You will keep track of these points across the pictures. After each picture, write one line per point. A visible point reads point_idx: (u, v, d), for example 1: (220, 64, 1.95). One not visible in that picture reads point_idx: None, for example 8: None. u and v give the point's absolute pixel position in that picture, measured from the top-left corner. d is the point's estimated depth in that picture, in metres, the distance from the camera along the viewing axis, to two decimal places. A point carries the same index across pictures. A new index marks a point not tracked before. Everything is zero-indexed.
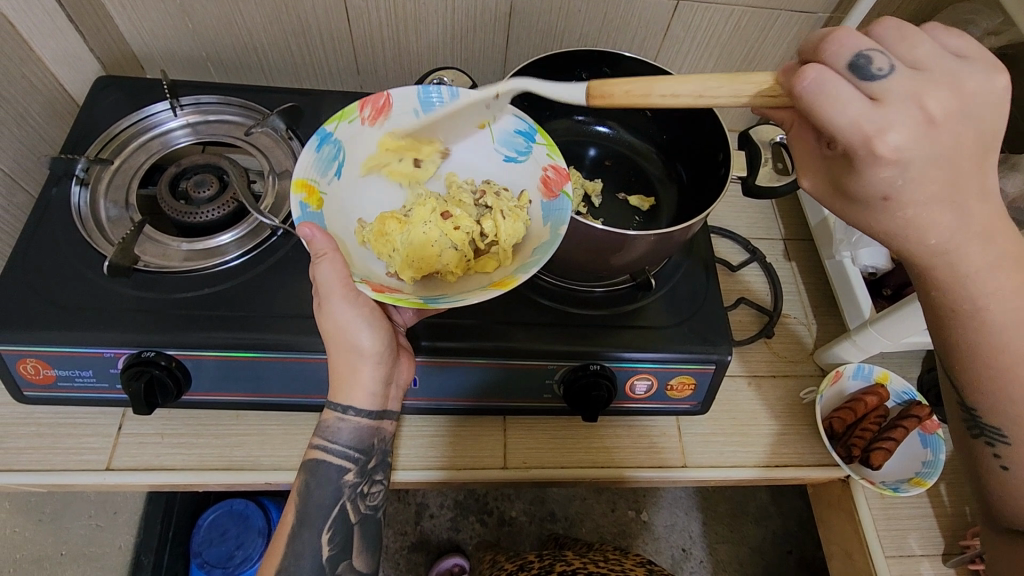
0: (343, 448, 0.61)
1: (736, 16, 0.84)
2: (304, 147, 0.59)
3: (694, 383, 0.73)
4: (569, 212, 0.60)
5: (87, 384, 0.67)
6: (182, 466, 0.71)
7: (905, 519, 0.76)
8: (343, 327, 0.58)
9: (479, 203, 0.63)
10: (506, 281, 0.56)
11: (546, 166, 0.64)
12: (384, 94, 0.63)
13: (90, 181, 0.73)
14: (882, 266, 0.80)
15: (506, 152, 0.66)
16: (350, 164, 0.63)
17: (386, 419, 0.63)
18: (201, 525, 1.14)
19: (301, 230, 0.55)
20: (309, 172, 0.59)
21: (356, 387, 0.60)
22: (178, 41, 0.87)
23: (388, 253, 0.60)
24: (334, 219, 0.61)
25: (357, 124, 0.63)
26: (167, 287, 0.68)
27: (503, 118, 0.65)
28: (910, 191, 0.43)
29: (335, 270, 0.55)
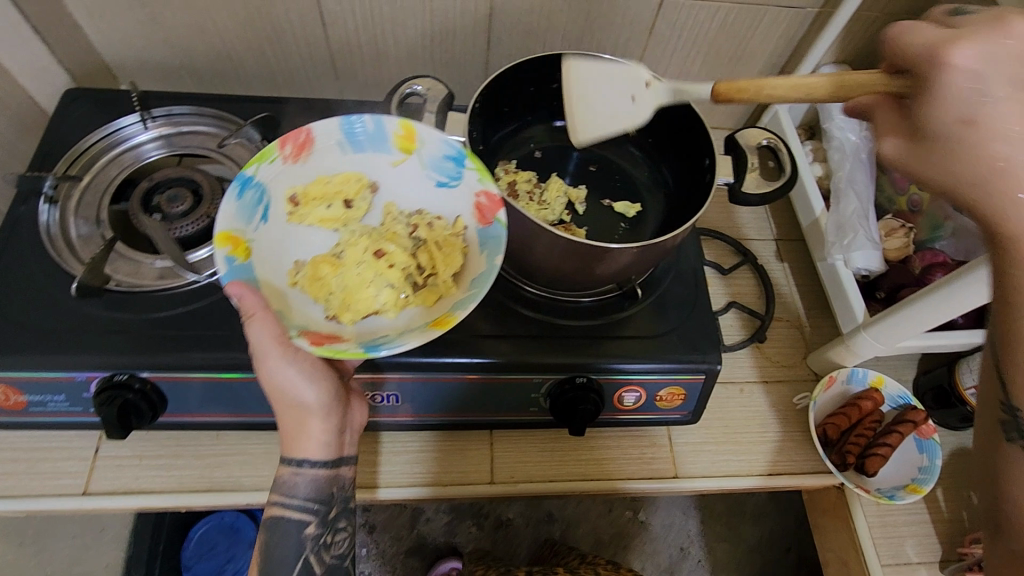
0: (302, 501, 0.60)
1: (722, 13, 0.82)
2: (224, 196, 0.56)
3: (684, 393, 0.71)
4: (505, 240, 0.58)
5: (59, 408, 0.66)
6: (161, 489, 0.69)
7: (902, 526, 0.75)
8: (283, 386, 0.57)
9: (415, 235, 0.62)
10: (445, 320, 0.55)
11: (478, 192, 0.61)
12: (304, 129, 0.61)
13: (59, 199, 0.71)
14: (875, 269, 0.77)
15: (437, 177, 0.63)
16: (276, 206, 0.60)
17: (343, 466, 0.62)
18: (190, 539, 1.15)
19: (228, 292, 0.53)
20: (232, 223, 0.56)
21: (307, 441, 0.60)
22: (149, 51, 0.85)
23: (325, 296, 0.58)
24: (266, 268, 0.57)
25: (278, 163, 0.60)
26: (140, 306, 0.66)
27: (430, 143, 0.62)
28: (998, 113, 0.38)
29: (268, 328, 0.53)
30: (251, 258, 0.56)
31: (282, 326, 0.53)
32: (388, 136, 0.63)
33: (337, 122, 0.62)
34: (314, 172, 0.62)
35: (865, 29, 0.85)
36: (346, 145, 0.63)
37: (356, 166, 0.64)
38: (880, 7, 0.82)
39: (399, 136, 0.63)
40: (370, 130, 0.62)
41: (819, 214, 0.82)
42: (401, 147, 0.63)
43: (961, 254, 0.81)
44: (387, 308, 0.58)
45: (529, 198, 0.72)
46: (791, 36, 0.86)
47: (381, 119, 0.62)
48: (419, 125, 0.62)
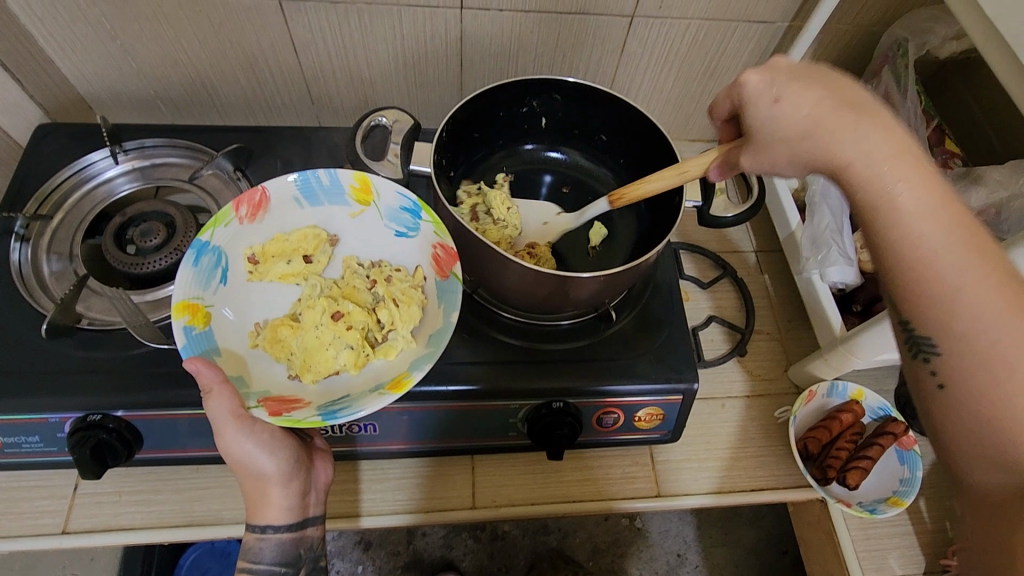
0: (270, 565, 0.62)
1: (693, 30, 0.82)
2: (180, 265, 0.59)
3: (662, 413, 0.71)
4: (460, 295, 0.62)
5: (36, 449, 0.65)
6: (140, 526, 0.69)
7: (885, 538, 0.75)
8: (242, 460, 0.58)
9: (373, 289, 0.64)
10: (402, 382, 0.57)
11: (435, 244, 0.66)
12: (259, 189, 0.65)
13: (31, 237, 0.71)
14: (851, 282, 0.77)
15: (395, 228, 0.68)
16: (234, 266, 0.63)
17: (309, 527, 0.64)
18: (182, 565, 1.13)
19: (187, 365, 0.53)
20: (190, 290, 0.58)
21: (270, 508, 0.61)
22: (122, 82, 0.84)
23: (287, 357, 0.59)
24: (225, 333, 0.59)
25: (234, 225, 0.64)
26: (114, 344, 0.66)
27: (388, 195, 0.67)
28: (788, 110, 0.51)
29: (224, 404, 0.53)
30: (210, 324, 0.58)
31: (239, 400, 0.54)
32: (345, 188, 0.68)
33: (291, 179, 0.67)
34: (272, 229, 0.65)
35: (836, 41, 0.85)
36: (302, 200, 0.67)
37: (314, 220, 0.68)
38: (849, 20, 0.82)
39: (355, 188, 0.68)
40: (325, 184, 0.68)
41: (795, 228, 0.84)
42: (358, 199, 0.68)
43: None
44: (348, 367, 0.58)
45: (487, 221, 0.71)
46: (764, 50, 0.86)
47: (335, 174, 0.67)
48: (373, 178, 0.67)
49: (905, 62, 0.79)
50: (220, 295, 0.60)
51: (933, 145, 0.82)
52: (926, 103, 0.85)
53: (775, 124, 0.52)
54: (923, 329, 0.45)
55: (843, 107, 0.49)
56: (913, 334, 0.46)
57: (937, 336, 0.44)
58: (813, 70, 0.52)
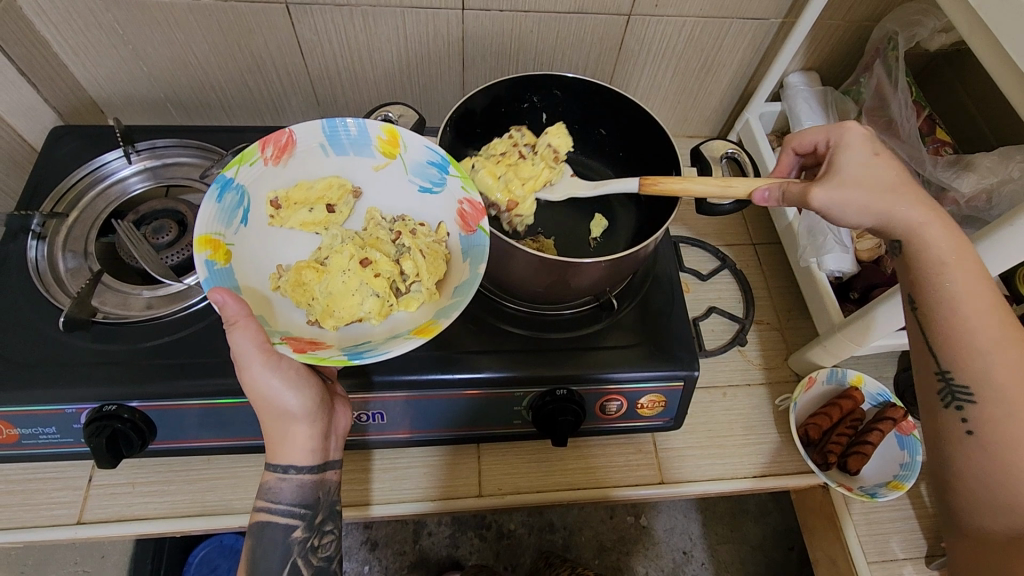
0: (288, 506, 0.61)
1: (688, 27, 0.84)
2: (205, 199, 0.59)
3: (664, 400, 0.73)
4: (488, 248, 0.62)
5: (52, 440, 0.67)
6: (153, 515, 0.70)
7: (886, 523, 0.76)
8: (266, 395, 0.57)
9: (398, 241, 0.65)
10: (428, 328, 0.59)
11: (462, 200, 0.65)
12: (285, 132, 0.65)
13: (47, 235, 0.73)
14: (847, 271, 0.79)
15: (420, 183, 0.68)
16: (255, 208, 0.64)
17: (329, 470, 0.63)
18: (191, 562, 1.14)
19: (212, 296, 0.53)
20: (212, 225, 0.59)
21: (292, 448, 0.60)
22: (134, 84, 0.86)
23: (308, 302, 0.61)
24: (246, 273, 0.61)
25: (258, 166, 0.64)
26: (128, 336, 0.68)
27: (415, 149, 0.67)
28: (886, 164, 0.57)
29: (249, 336, 0.54)
30: (230, 262, 0.60)
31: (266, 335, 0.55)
32: (371, 139, 0.67)
33: (318, 125, 0.66)
34: (297, 174, 0.66)
35: (829, 37, 0.87)
36: (328, 146, 0.67)
37: (338, 170, 0.68)
38: (841, 16, 0.84)
39: (382, 141, 0.67)
40: (352, 133, 0.67)
41: (792, 218, 0.85)
42: (384, 151, 0.68)
43: None
44: (371, 315, 0.60)
45: (519, 157, 0.69)
46: (758, 46, 0.88)
47: (363, 123, 0.67)
48: (402, 131, 0.66)
49: (896, 54, 0.81)
50: (241, 234, 0.62)
51: (925, 134, 0.84)
52: (918, 94, 0.87)
53: (858, 174, 0.57)
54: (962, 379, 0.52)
55: (915, 182, 0.56)
56: (950, 384, 0.53)
57: (972, 386, 0.51)
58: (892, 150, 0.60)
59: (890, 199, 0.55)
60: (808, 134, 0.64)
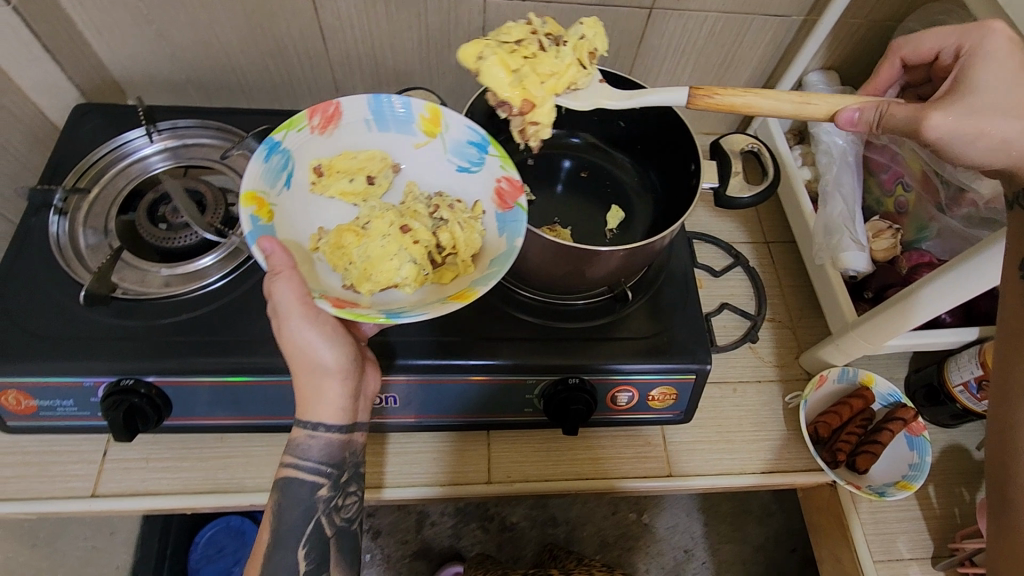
0: (315, 464, 0.61)
1: (710, 23, 0.84)
2: (253, 158, 0.60)
3: (675, 393, 0.73)
4: (524, 225, 0.61)
5: (69, 413, 0.68)
6: (166, 491, 0.71)
7: (894, 523, 0.76)
8: (303, 347, 0.58)
9: (435, 215, 0.65)
10: (465, 294, 0.58)
11: (500, 177, 0.65)
12: (333, 103, 0.65)
13: (69, 210, 0.74)
14: (863, 270, 0.78)
15: (458, 162, 0.68)
16: (299, 174, 0.65)
17: (356, 431, 0.64)
18: (199, 542, 1.16)
19: (261, 245, 0.56)
20: (258, 183, 0.60)
21: (323, 403, 0.60)
22: (156, 65, 0.87)
23: (345, 266, 0.61)
24: (288, 234, 0.62)
25: (305, 133, 0.65)
26: (146, 313, 0.69)
27: (455, 128, 0.67)
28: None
29: (291, 287, 0.55)
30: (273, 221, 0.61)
31: (307, 288, 0.56)
32: (414, 117, 0.68)
33: (365, 100, 0.67)
34: (341, 145, 0.67)
35: (851, 36, 0.87)
36: (371, 121, 0.68)
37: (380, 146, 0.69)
38: (864, 15, 0.84)
39: (425, 119, 0.68)
40: (398, 109, 0.67)
41: (808, 216, 0.85)
42: (426, 130, 0.68)
43: (948, 253, 0.82)
44: (407, 283, 0.61)
45: (539, 48, 0.62)
46: (779, 43, 0.88)
47: (409, 100, 0.67)
48: (445, 110, 0.67)
49: None
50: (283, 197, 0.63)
51: None
52: None
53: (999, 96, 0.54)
54: None
55: None
56: None
57: None
58: None
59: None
60: (932, 43, 0.62)
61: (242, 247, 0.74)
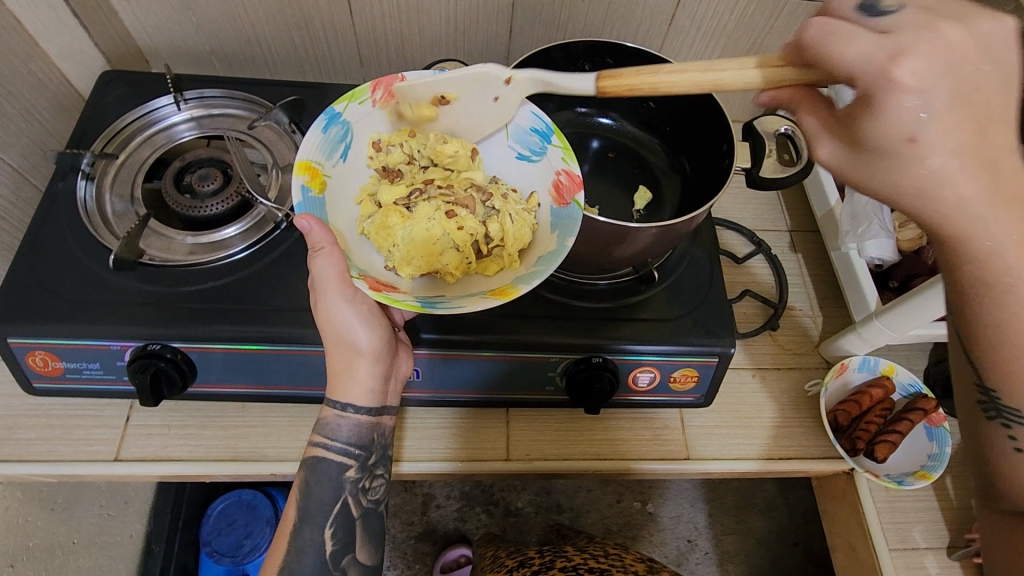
0: (344, 445, 0.62)
1: (742, 5, 0.83)
2: (311, 128, 0.60)
3: (697, 375, 0.73)
4: (579, 221, 0.59)
5: (95, 376, 0.68)
6: (188, 457, 0.71)
7: (910, 512, 0.76)
8: (338, 326, 0.60)
9: (489, 203, 0.63)
10: (506, 290, 0.57)
11: (560, 171, 0.63)
12: (397, 76, 0.62)
13: (96, 175, 0.74)
14: (887, 258, 0.78)
15: (519, 150, 0.66)
16: (358, 147, 0.64)
17: (385, 415, 0.65)
18: (211, 515, 1.17)
19: (298, 222, 0.55)
20: (314, 154, 0.60)
21: (354, 385, 0.62)
22: (183, 35, 0.87)
23: (388, 247, 0.60)
24: (338, 207, 0.61)
25: (367, 106, 0.63)
26: (172, 279, 0.69)
27: (520, 113, 0.64)
28: (934, 144, 0.39)
29: (331, 263, 0.56)
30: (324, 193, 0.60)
31: (346, 265, 0.56)
32: None
33: None
34: (403, 121, 0.64)
35: None
36: None
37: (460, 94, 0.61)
38: None
39: None
40: None
41: (834, 206, 0.85)
42: None
43: None
44: (449, 271, 0.60)
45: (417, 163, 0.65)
46: None
47: None
48: None
49: None
50: (339, 168, 0.62)
51: None
52: None
53: (903, 159, 0.40)
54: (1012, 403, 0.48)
55: (988, 162, 0.40)
56: (995, 402, 0.49)
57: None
58: (956, 87, 0.38)
59: (935, 205, 0.41)
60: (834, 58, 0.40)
61: (267, 218, 0.74)
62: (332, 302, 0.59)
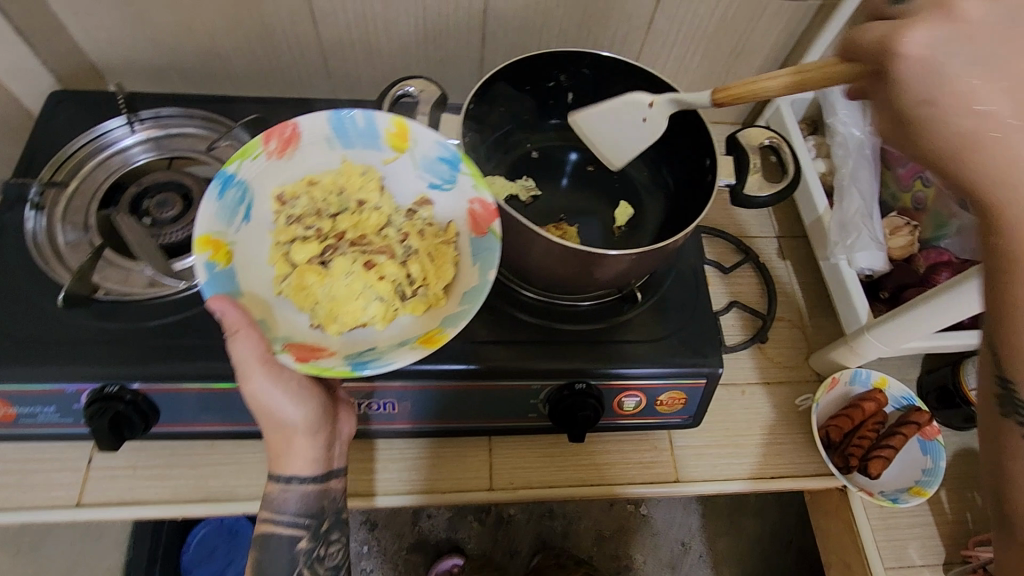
0: (293, 516, 0.59)
1: (723, 7, 0.80)
2: (204, 197, 0.54)
3: (684, 398, 0.70)
4: (498, 254, 0.57)
5: (50, 420, 0.64)
6: (155, 499, 0.68)
7: (905, 529, 0.74)
8: (265, 408, 0.55)
9: (405, 243, 0.60)
10: (434, 337, 0.54)
11: (473, 200, 0.59)
12: (289, 123, 0.58)
13: (46, 205, 0.70)
14: (879, 267, 0.76)
15: (430, 180, 0.61)
16: (260, 205, 0.58)
17: (333, 478, 0.62)
18: (190, 542, 1.14)
19: (211, 306, 0.50)
20: (212, 226, 0.54)
21: (293, 459, 0.59)
22: (137, 49, 0.82)
23: (311, 306, 0.56)
24: (250, 274, 0.56)
25: (261, 159, 0.58)
26: (129, 315, 0.65)
27: (425, 144, 0.60)
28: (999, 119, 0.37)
29: (251, 348, 0.50)
30: (232, 262, 0.55)
31: (265, 345, 0.51)
32: (380, 132, 0.61)
33: (324, 116, 0.59)
34: (303, 169, 0.60)
35: None
36: (334, 140, 0.60)
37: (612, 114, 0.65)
38: None
39: (391, 133, 0.61)
40: (360, 126, 0.60)
41: (822, 213, 0.81)
42: (393, 145, 0.61)
43: (967, 252, 0.79)
44: (375, 321, 0.56)
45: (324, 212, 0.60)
46: (793, 30, 0.84)
47: (372, 114, 0.60)
48: (414, 125, 0.60)
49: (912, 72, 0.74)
50: (243, 233, 0.56)
51: None
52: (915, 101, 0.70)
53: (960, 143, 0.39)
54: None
55: None
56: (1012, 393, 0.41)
57: None
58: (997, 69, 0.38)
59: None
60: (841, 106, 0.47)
61: None
62: (261, 384, 0.53)
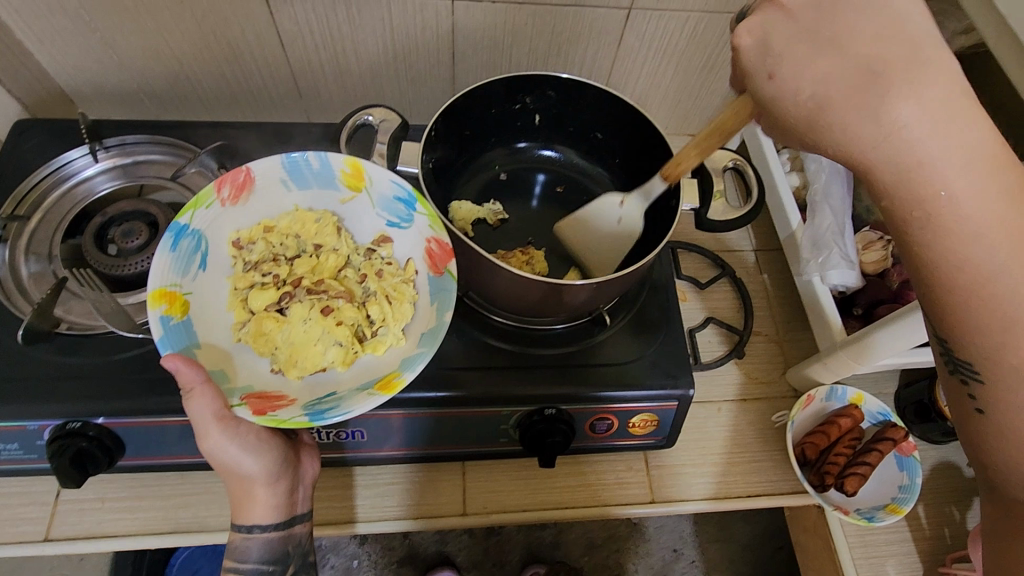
0: (256, 564, 0.60)
1: (692, 23, 0.79)
2: (158, 249, 0.54)
3: (656, 419, 0.70)
4: (454, 294, 0.58)
5: (14, 456, 0.64)
6: (124, 532, 0.67)
7: (882, 546, 0.74)
8: (224, 463, 0.56)
9: (364, 283, 0.60)
10: (392, 382, 0.54)
11: (428, 239, 0.61)
12: (243, 170, 0.60)
13: (9, 237, 0.69)
14: (852, 284, 0.76)
15: (387, 218, 0.63)
16: (216, 252, 0.59)
17: (297, 524, 0.62)
18: (174, 564, 1.14)
19: (165, 363, 0.49)
20: (167, 277, 0.54)
21: (254, 510, 0.59)
22: (105, 75, 0.82)
23: (270, 352, 0.55)
24: (208, 324, 0.55)
25: (216, 207, 0.59)
26: (94, 348, 0.64)
27: (380, 182, 0.62)
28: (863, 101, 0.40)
29: (207, 403, 0.50)
30: (188, 314, 0.54)
31: (222, 399, 0.51)
32: (335, 173, 0.63)
33: (278, 160, 0.61)
34: (258, 214, 0.61)
35: None
36: (290, 183, 0.62)
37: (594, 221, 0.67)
38: None
39: (346, 174, 0.63)
40: (315, 168, 0.62)
41: (795, 228, 0.82)
42: (350, 185, 0.63)
43: None
44: (335, 365, 0.55)
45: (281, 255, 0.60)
46: None
47: (326, 157, 0.62)
48: (368, 164, 0.62)
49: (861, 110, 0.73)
50: (199, 282, 0.56)
51: None
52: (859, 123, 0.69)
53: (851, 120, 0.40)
54: (964, 354, 0.41)
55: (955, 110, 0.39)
56: (956, 361, 0.42)
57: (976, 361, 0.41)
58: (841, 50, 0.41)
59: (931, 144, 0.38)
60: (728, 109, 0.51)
61: None
62: (218, 439, 0.54)
